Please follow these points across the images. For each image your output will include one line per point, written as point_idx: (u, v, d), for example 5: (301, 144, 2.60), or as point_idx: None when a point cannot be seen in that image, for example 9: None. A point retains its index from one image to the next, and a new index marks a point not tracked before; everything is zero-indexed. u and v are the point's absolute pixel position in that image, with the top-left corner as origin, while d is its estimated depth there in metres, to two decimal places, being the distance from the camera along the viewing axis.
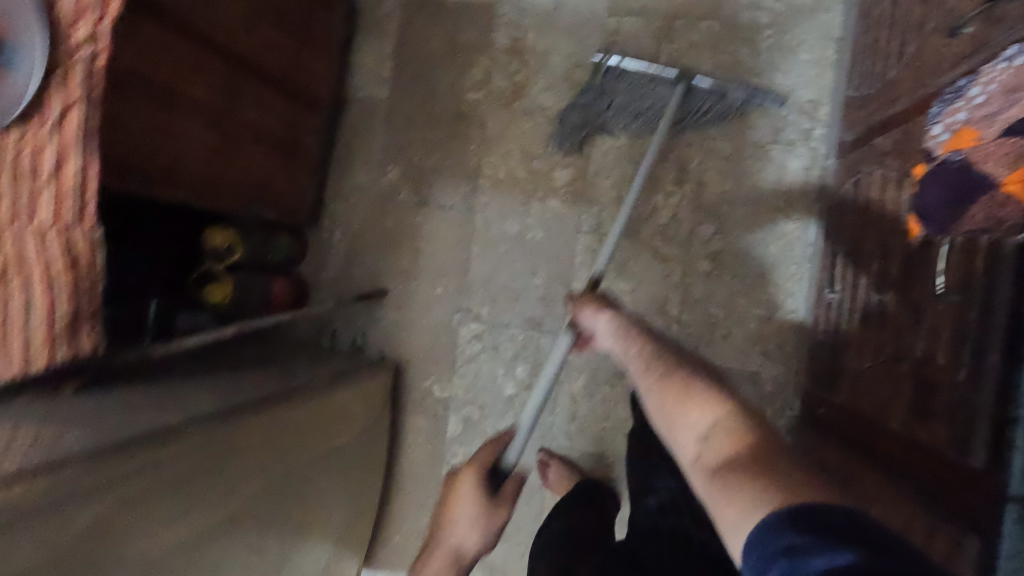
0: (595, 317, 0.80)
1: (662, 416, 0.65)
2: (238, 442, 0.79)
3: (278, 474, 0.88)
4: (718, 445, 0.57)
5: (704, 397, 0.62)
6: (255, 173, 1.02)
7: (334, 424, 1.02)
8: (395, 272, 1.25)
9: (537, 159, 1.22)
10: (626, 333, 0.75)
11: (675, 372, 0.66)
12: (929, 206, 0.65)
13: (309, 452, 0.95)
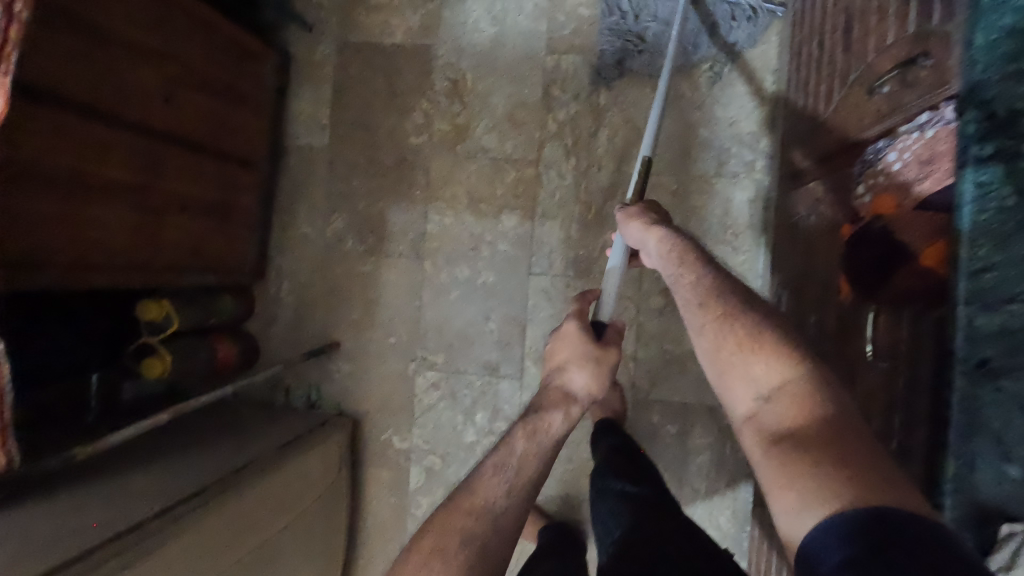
0: (644, 233, 0.70)
1: (715, 358, 0.58)
2: (186, 535, 0.77)
3: (237, 558, 0.86)
4: (782, 411, 0.53)
5: (774, 349, 0.55)
6: (187, 240, 0.99)
7: (289, 499, 0.99)
8: (347, 323, 1.23)
9: (483, 201, 1.20)
10: (681, 254, 0.65)
11: (740, 314, 0.59)
12: (859, 267, 0.65)
13: (267, 527, 0.92)
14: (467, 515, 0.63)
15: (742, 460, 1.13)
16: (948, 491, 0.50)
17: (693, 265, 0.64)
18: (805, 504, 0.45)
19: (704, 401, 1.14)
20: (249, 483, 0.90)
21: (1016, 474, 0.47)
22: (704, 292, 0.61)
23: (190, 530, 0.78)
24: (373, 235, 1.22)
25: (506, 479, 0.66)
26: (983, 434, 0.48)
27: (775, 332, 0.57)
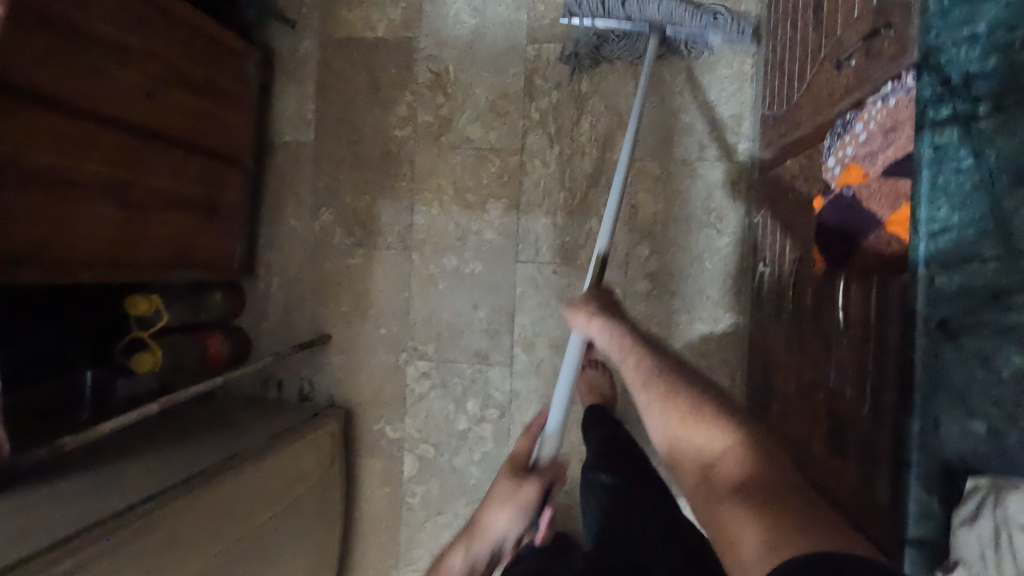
0: (587, 324, 0.73)
1: (666, 436, 0.60)
2: (182, 519, 0.78)
3: (233, 546, 0.87)
4: (727, 475, 0.54)
5: (714, 420, 0.58)
6: (174, 237, 0.99)
7: (280, 492, 1.00)
8: (336, 316, 1.24)
9: (469, 191, 1.20)
10: (622, 342, 0.69)
11: (679, 391, 0.61)
12: (831, 239, 0.66)
13: (261, 515, 0.94)
14: None
15: None
16: (913, 448, 0.50)
17: (638, 348, 0.67)
18: (764, 546, 0.45)
19: None
20: (242, 473, 0.91)
21: (982, 431, 0.47)
22: (650, 373, 0.64)
23: (181, 517, 0.79)
24: (361, 228, 1.23)
25: None
26: (944, 390, 0.49)
27: (712, 402, 0.59)
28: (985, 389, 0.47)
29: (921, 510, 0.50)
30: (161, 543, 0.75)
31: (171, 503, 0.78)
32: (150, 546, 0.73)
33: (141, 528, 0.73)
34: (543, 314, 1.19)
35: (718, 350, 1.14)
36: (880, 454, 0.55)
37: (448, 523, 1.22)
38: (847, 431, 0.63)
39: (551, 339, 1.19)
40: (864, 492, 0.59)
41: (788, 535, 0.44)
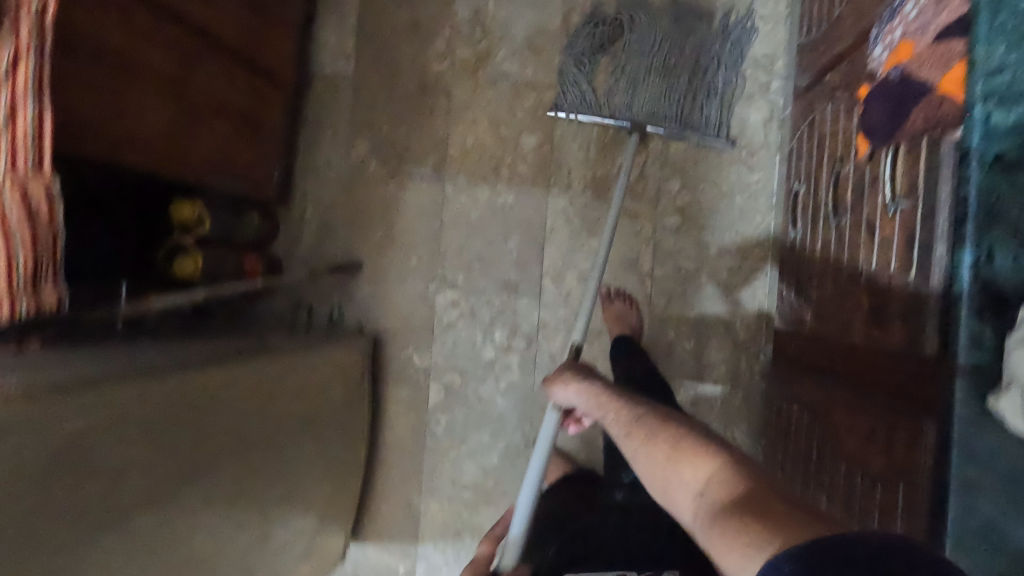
0: (566, 390, 0.81)
1: (657, 478, 0.63)
2: (215, 389, 0.83)
3: (256, 428, 0.92)
4: (711, 497, 0.56)
5: (692, 456, 0.61)
6: (218, 144, 1.02)
7: (293, 398, 1.01)
8: (369, 244, 1.26)
9: (504, 125, 1.22)
10: (600, 400, 0.76)
11: (660, 433, 0.66)
12: (875, 123, 0.67)
13: (283, 407, 0.98)
14: None
15: (756, 373, 1.15)
16: (964, 281, 0.51)
17: (614, 402, 0.74)
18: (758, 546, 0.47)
19: (719, 316, 1.16)
20: (257, 368, 0.93)
21: None
22: (630, 423, 0.70)
23: (197, 389, 0.80)
24: (396, 159, 1.25)
25: None
26: (1001, 223, 0.50)
27: (696, 440, 0.63)
28: None
29: (970, 339, 0.51)
30: (175, 408, 0.76)
31: (189, 375, 0.79)
32: (165, 409, 0.75)
33: (161, 388, 0.74)
34: (573, 247, 1.21)
35: (746, 283, 1.15)
36: (931, 302, 0.57)
37: (471, 452, 1.23)
38: (892, 301, 0.64)
39: (580, 272, 1.21)
40: (909, 349, 0.60)
41: (766, 537, 0.47)
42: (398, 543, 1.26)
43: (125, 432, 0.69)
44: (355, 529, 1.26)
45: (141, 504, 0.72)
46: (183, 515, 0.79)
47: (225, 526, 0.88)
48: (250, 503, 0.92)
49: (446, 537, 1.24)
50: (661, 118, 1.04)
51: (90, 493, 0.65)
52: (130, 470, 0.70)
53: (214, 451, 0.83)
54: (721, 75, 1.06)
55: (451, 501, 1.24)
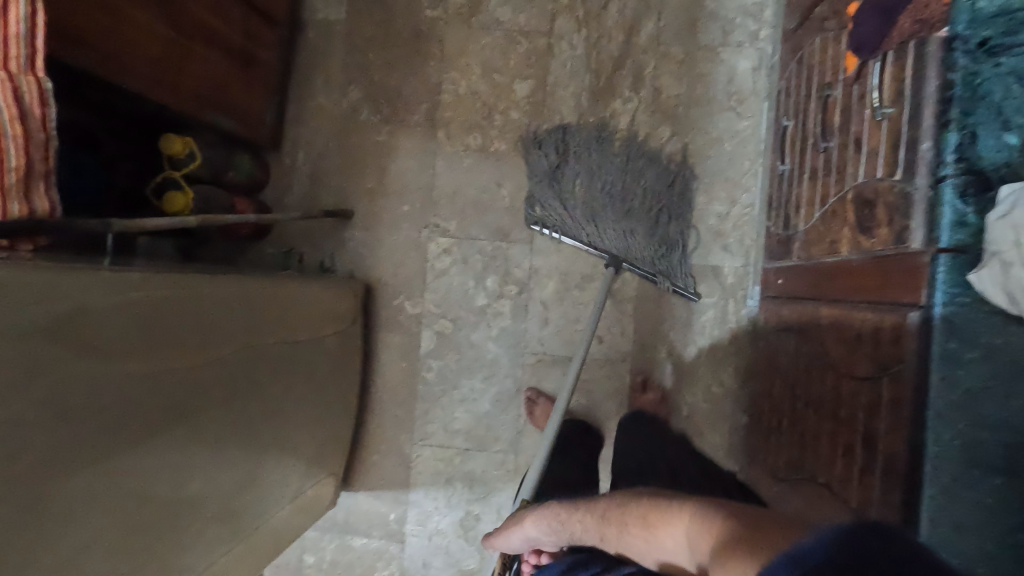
0: (523, 528, 0.86)
1: (654, 557, 0.64)
2: (201, 304, 0.83)
3: (245, 351, 0.91)
4: (700, 548, 0.56)
5: (663, 520, 0.62)
6: (212, 77, 1.01)
7: (282, 330, 1.01)
8: (362, 191, 1.25)
9: (497, 72, 1.23)
10: (559, 520, 0.80)
11: (626, 519, 0.68)
12: (863, 37, 0.69)
13: (271, 334, 0.98)
14: None
15: (744, 318, 1.17)
16: (950, 162, 0.53)
17: (577, 509, 0.78)
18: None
19: (707, 262, 1.18)
20: (242, 295, 0.92)
21: (1015, 140, 0.51)
22: (597, 518, 0.73)
23: (182, 302, 0.79)
24: (388, 105, 1.25)
25: None
26: (984, 104, 0.52)
27: (659, 503, 0.65)
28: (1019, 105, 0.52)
29: (956, 218, 0.53)
30: (161, 318, 0.76)
31: (174, 287, 0.79)
32: (154, 316, 0.74)
33: (145, 292, 0.74)
34: None
35: (735, 230, 1.17)
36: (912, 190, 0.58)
37: (463, 398, 1.23)
38: (878, 205, 0.66)
39: None
40: (895, 245, 0.62)
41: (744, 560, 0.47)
42: (389, 491, 1.25)
43: (110, 331, 0.68)
44: (346, 477, 1.26)
45: (133, 406, 0.71)
46: (174, 427, 0.78)
47: (218, 450, 0.87)
48: (240, 431, 0.91)
49: (437, 484, 1.24)
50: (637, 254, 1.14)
51: (84, 385, 0.65)
52: (116, 370, 0.69)
53: (202, 370, 0.82)
54: (676, 229, 1.16)
55: (441, 448, 1.24)
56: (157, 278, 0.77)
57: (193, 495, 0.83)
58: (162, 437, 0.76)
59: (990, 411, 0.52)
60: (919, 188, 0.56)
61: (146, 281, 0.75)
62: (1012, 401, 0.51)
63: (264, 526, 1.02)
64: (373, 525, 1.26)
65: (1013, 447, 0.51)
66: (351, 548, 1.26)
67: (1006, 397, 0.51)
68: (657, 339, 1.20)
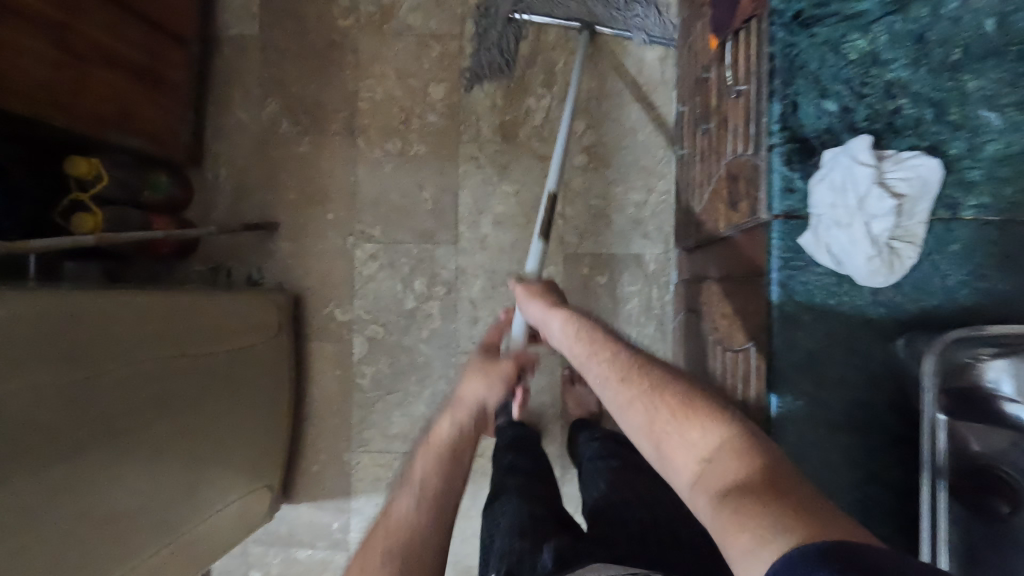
0: (549, 315, 0.79)
1: (651, 431, 0.58)
2: (119, 315, 0.82)
3: (174, 361, 0.90)
4: (723, 469, 0.52)
5: (703, 415, 0.56)
6: (114, 96, 1.01)
7: (216, 340, 1.00)
8: (285, 204, 1.26)
9: (412, 77, 1.24)
10: (593, 341, 0.71)
11: (665, 389, 0.60)
12: (719, 18, 0.72)
13: (202, 345, 0.97)
14: (384, 537, 0.67)
15: (669, 304, 1.19)
16: (776, 132, 0.60)
17: (622, 347, 0.68)
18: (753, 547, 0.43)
19: (629, 250, 1.20)
20: (160, 306, 0.90)
21: (832, 108, 0.60)
22: (628, 364, 0.65)
23: (84, 318, 0.77)
24: (307, 117, 1.26)
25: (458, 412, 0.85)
26: (802, 75, 0.60)
27: (701, 398, 0.58)
28: (833, 74, 0.60)
29: (785, 185, 0.61)
30: (61, 333, 0.73)
31: (74, 302, 0.76)
32: (63, 329, 0.73)
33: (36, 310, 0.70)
34: (484, 191, 1.23)
35: (654, 217, 1.19)
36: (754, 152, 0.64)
37: (399, 402, 1.23)
38: (739, 181, 0.69)
39: (495, 216, 1.23)
40: (751, 218, 0.65)
41: (779, 522, 0.43)
42: (332, 500, 1.25)
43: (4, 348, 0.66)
44: (286, 489, 1.25)
45: (42, 425, 0.70)
46: (93, 446, 0.76)
47: (147, 466, 0.85)
48: (171, 445, 0.90)
49: (378, 490, 1.23)
50: (608, 17, 1.11)
51: None
52: (10, 393, 0.66)
53: (117, 387, 0.80)
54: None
55: (381, 453, 1.24)
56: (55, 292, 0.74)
57: (114, 519, 0.81)
58: (81, 455, 0.75)
59: (815, 364, 0.64)
60: (760, 158, 0.62)
61: (49, 292, 0.73)
62: (836, 348, 0.63)
63: (204, 542, 1.01)
64: (317, 536, 1.25)
65: (847, 394, 0.64)
66: (296, 561, 1.25)
67: (834, 349, 0.63)
68: None
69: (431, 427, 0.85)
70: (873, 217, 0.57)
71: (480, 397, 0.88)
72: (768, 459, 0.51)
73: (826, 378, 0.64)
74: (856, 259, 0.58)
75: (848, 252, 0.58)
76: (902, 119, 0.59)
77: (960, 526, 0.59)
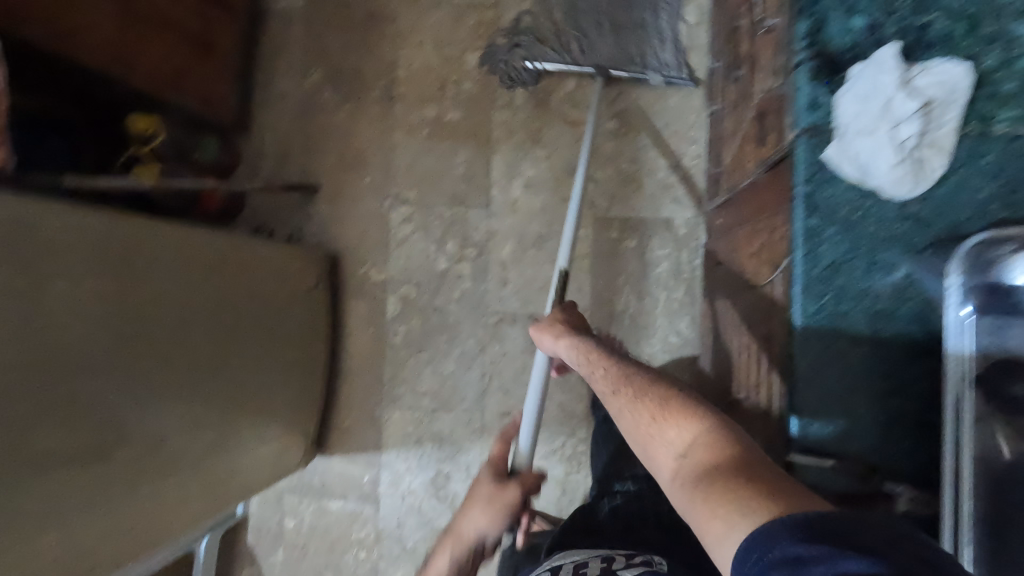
0: (555, 344, 0.80)
1: (638, 435, 0.61)
2: (170, 245, 0.88)
3: (216, 298, 0.96)
4: (697, 459, 0.55)
5: (681, 413, 0.59)
6: (171, 59, 1.08)
7: (256, 282, 1.06)
8: (326, 168, 1.31)
9: (448, 46, 1.28)
10: (589, 356, 0.73)
11: (648, 392, 0.63)
12: None
13: (242, 284, 1.03)
14: None
15: (698, 268, 1.19)
16: (802, 50, 0.67)
17: (611, 357, 0.71)
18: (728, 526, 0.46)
19: (659, 214, 1.20)
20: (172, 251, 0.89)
21: (861, 27, 0.66)
22: (618, 374, 0.67)
23: (105, 252, 0.77)
24: (347, 85, 1.31)
25: (455, 551, 0.86)
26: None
27: (680, 399, 0.61)
28: None
29: (812, 100, 0.67)
30: (121, 254, 0.79)
31: (100, 234, 0.77)
32: (122, 250, 0.80)
33: (59, 238, 0.72)
34: (516, 157, 1.26)
35: (684, 182, 1.20)
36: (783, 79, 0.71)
37: (430, 359, 1.27)
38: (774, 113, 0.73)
39: (526, 181, 1.25)
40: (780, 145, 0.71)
41: (749, 504, 0.46)
42: (363, 453, 1.29)
43: (69, 259, 0.73)
44: (320, 441, 1.30)
45: (105, 340, 0.76)
46: (147, 366, 0.83)
47: (196, 394, 0.92)
48: (216, 377, 0.96)
49: (408, 445, 1.27)
50: (624, 63, 1.15)
51: (51, 307, 0.70)
52: (78, 300, 0.73)
53: (143, 322, 0.82)
54: (667, 20, 1.16)
55: (411, 409, 1.27)
56: (81, 221, 0.75)
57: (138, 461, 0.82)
58: (139, 375, 0.81)
59: (840, 277, 0.67)
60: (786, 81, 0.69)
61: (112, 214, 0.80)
62: (860, 262, 0.67)
63: (247, 479, 1.06)
64: (348, 487, 1.29)
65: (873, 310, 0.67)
66: (327, 511, 1.30)
67: (856, 260, 0.67)
68: (613, 293, 1.21)
69: (435, 551, 0.88)
70: (898, 120, 0.62)
71: (480, 531, 0.84)
72: (742, 447, 0.54)
73: (853, 292, 0.67)
74: (880, 164, 0.64)
75: (873, 158, 0.64)
76: (933, 34, 0.64)
77: (981, 422, 0.63)
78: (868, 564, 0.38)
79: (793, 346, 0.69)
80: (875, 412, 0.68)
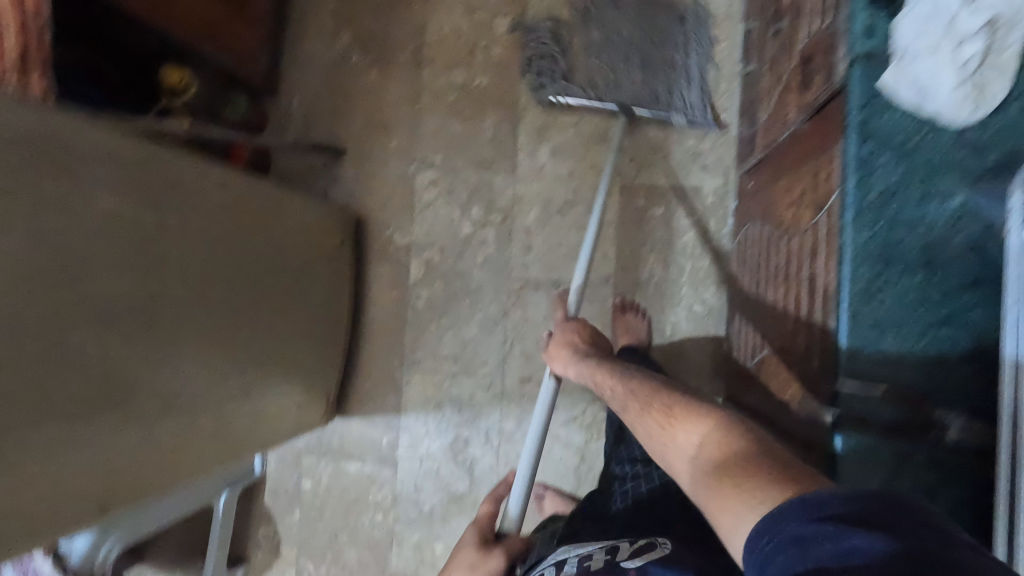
0: (568, 370, 0.90)
1: (651, 444, 0.62)
2: (199, 186, 0.87)
3: (240, 246, 0.95)
4: (708, 459, 0.54)
5: (687, 418, 0.59)
6: (206, 13, 1.08)
7: (284, 231, 1.06)
8: (353, 131, 1.31)
9: (477, 11, 1.28)
10: (601, 380, 0.80)
11: (654, 403, 0.64)
12: None
13: (267, 232, 1.02)
14: None
15: (726, 236, 1.18)
16: None
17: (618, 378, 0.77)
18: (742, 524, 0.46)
19: (687, 182, 1.20)
20: (195, 194, 0.86)
21: None
22: (622, 391, 0.72)
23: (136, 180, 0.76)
24: (376, 48, 1.31)
25: None
26: None
27: (687, 405, 0.61)
28: None
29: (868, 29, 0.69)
30: (151, 184, 0.78)
31: (133, 161, 0.76)
32: (152, 180, 0.79)
33: (91, 160, 0.70)
34: (544, 123, 1.25)
35: (714, 150, 1.18)
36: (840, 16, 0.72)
37: (451, 324, 1.27)
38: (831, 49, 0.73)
39: (553, 146, 1.25)
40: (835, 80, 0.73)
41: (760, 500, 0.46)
42: (382, 416, 1.29)
43: (100, 183, 0.71)
44: (340, 403, 1.30)
45: (132, 271, 0.75)
46: (172, 304, 0.81)
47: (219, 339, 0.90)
48: (238, 326, 0.95)
49: (427, 409, 1.27)
50: (648, 102, 1.14)
51: (78, 231, 0.69)
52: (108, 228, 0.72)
53: (170, 261, 0.81)
54: (695, 60, 1.14)
55: (431, 373, 1.27)
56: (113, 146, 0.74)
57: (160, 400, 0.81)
58: (165, 313, 0.80)
59: (893, 204, 0.68)
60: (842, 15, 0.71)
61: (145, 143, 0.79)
62: (915, 191, 0.68)
63: (263, 433, 1.05)
64: (366, 450, 1.29)
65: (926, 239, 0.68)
66: (345, 473, 1.30)
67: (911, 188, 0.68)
68: (639, 260, 1.21)
69: None
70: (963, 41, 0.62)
71: None
72: (752, 443, 0.53)
73: (905, 220, 0.68)
74: (942, 86, 0.65)
75: (935, 80, 0.65)
76: None
77: None
78: (875, 540, 0.38)
79: (841, 277, 0.69)
80: (925, 342, 0.68)
